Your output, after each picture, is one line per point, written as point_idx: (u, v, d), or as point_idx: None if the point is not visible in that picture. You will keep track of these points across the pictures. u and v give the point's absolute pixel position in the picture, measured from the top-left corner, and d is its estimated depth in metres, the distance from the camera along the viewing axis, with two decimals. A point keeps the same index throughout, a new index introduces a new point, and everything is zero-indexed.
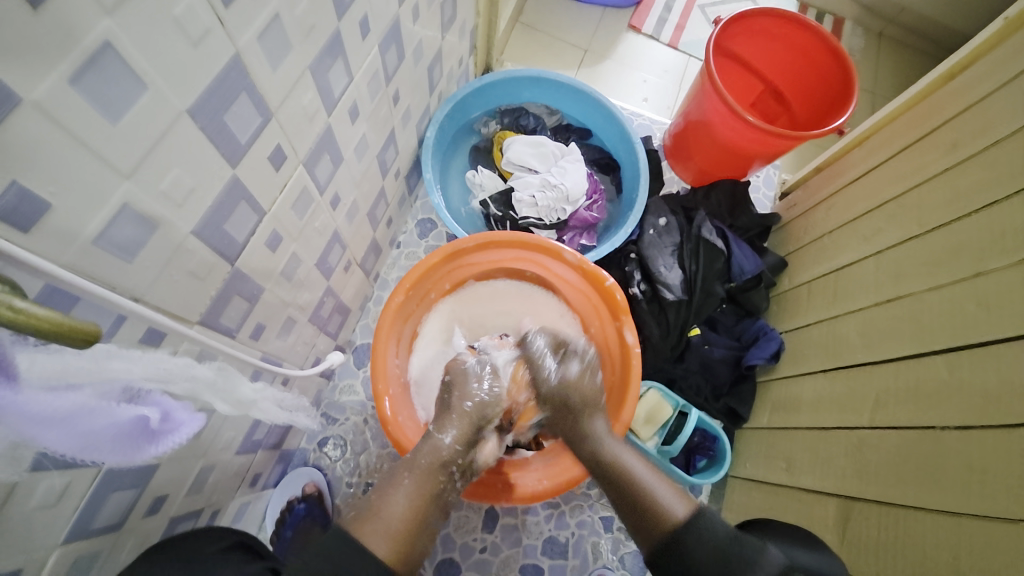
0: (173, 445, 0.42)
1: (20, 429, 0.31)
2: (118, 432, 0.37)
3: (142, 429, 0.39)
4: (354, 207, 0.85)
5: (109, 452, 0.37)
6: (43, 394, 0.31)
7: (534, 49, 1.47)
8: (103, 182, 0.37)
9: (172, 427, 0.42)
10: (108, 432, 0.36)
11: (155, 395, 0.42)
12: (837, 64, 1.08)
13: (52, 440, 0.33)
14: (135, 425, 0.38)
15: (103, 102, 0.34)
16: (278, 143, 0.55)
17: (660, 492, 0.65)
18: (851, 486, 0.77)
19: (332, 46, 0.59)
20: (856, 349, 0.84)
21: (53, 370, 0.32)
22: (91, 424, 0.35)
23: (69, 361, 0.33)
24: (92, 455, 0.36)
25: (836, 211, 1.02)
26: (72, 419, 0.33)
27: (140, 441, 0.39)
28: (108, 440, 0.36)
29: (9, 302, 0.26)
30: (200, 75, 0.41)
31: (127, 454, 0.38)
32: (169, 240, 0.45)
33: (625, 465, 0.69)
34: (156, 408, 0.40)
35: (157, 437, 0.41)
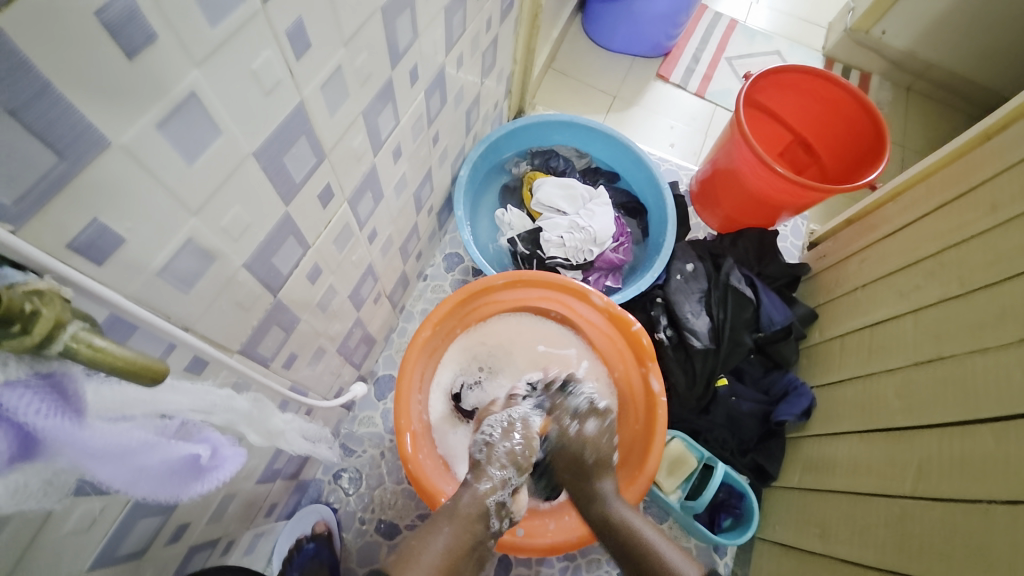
0: (216, 483, 0.42)
1: (80, 463, 0.32)
2: (167, 467, 0.37)
3: (192, 466, 0.39)
4: (389, 241, 0.87)
5: (158, 487, 0.38)
6: (104, 423, 0.32)
7: (565, 94, 1.52)
8: (172, 219, 0.39)
9: (218, 464, 0.41)
10: (157, 467, 0.36)
11: (202, 431, 0.42)
12: (867, 115, 1.09)
13: (105, 472, 0.33)
14: (185, 461, 0.39)
15: (182, 145, 0.37)
16: (328, 182, 0.58)
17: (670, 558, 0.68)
18: (893, 562, 0.72)
19: (384, 93, 0.62)
20: (895, 413, 0.81)
21: (114, 401, 0.33)
22: (146, 459, 0.35)
23: (126, 395, 0.34)
24: (144, 489, 0.37)
25: (869, 265, 1.01)
26: (128, 453, 0.34)
27: (186, 477, 0.39)
28: (157, 476, 0.37)
29: (90, 339, 0.27)
30: (268, 122, 0.43)
31: (172, 489, 0.39)
32: (223, 274, 0.46)
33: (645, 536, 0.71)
34: (207, 444, 0.41)
35: (204, 474, 0.41)
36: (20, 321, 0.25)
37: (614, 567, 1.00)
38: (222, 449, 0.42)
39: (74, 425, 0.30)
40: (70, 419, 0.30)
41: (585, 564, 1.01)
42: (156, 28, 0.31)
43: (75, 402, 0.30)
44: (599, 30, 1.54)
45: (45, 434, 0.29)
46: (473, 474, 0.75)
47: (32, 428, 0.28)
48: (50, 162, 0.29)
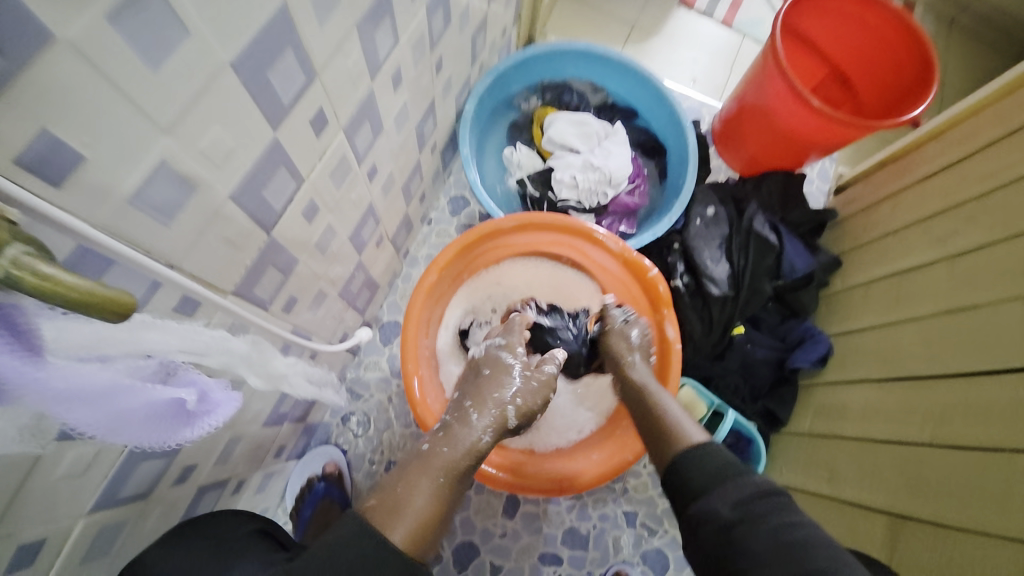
0: (210, 427, 0.42)
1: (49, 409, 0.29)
2: (152, 412, 0.36)
3: (179, 410, 0.38)
4: (390, 179, 0.81)
5: (144, 433, 0.36)
6: (74, 366, 0.30)
7: (579, 21, 1.39)
8: (141, 138, 0.34)
9: (207, 409, 0.41)
10: (140, 413, 0.35)
11: (191, 372, 0.40)
12: (914, 42, 0.98)
13: (81, 420, 0.31)
14: (171, 406, 0.37)
15: (144, 47, 0.31)
16: (321, 107, 0.52)
17: (680, 425, 0.67)
18: (904, 506, 0.72)
19: (380, 4, 0.54)
20: (916, 361, 0.78)
21: (82, 339, 0.30)
22: (125, 403, 0.33)
23: (93, 334, 0.31)
24: (131, 438, 0.35)
25: (903, 209, 0.94)
26: (104, 397, 0.32)
27: (175, 422, 0.38)
28: (144, 420, 0.35)
29: (34, 267, 0.23)
30: (246, 26, 0.37)
31: (161, 436, 0.37)
32: (207, 205, 0.42)
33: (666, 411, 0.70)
34: (194, 389, 0.39)
35: (193, 419, 0.40)
36: None
37: (619, 507, 1.03)
38: (211, 393, 0.41)
39: (32, 365, 0.27)
40: (26, 357, 0.27)
41: (591, 502, 1.03)
42: None
43: (29, 340, 0.27)
44: None
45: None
46: (470, 410, 0.67)
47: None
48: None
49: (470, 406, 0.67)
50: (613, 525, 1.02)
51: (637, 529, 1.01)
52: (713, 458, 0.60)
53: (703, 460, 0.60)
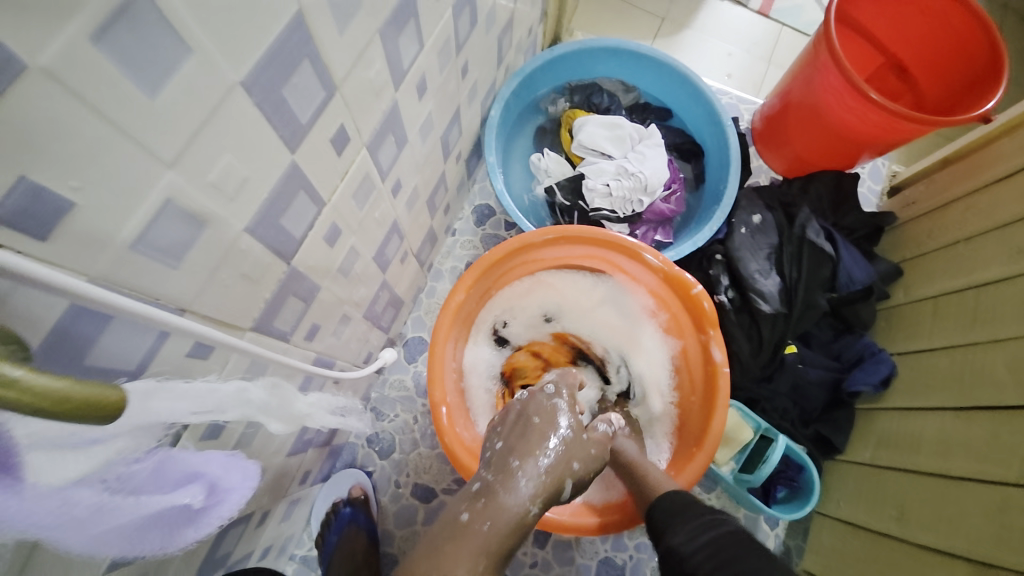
0: (223, 519, 0.38)
1: (33, 534, 0.27)
2: (145, 520, 0.33)
3: (182, 512, 0.35)
4: (415, 193, 0.77)
5: (144, 539, 0.34)
6: (49, 486, 0.27)
7: (606, 16, 1.32)
8: (141, 174, 0.29)
9: (216, 502, 0.37)
10: (130, 524, 0.32)
11: (199, 461, 0.37)
12: (986, 25, 0.88)
13: (67, 540, 0.29)
14: (172, 510, 0.34)
15: (138, 69, 0.26)
16: (342, 123, 0.47)
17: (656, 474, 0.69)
18: (987, 553, 0.64)
19: (403, 8, 0.49)
20: (1003, 387, 0.70)
21: (62, 438, 0.27)
22: (114, 518, 0.31)
23: (77, 441, 0.28)
24: (120, 549, 0.32)
25: (976, 215, 0.85)
26: (88, 516, 0.29)
27: (179, 523, 0.35)
28: (136, 531, 0.33)
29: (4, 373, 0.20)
30: (257, 37, 0.32)
31: (165, 539, 0.35)
32: (220, 241, 0.38)
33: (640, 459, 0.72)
34: (198, 487, 0.36)
35: (199, 516, 0.36)
36: None
37: None
38: (221, 484, 0.38)
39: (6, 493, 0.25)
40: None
41: (627, 530, 0.97)
42: None
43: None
44: None
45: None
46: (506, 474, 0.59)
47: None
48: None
49: (516, 465, 0.60)
50: (649, 556, 0.95)
51: None
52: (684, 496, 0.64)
53: (670, 498, 0.64)
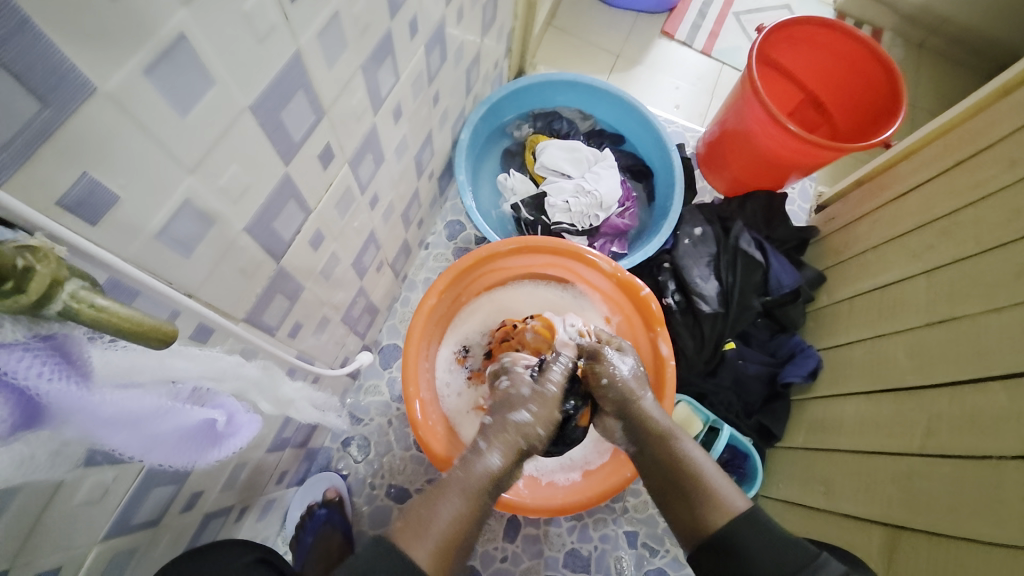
0: (234, 447, 0.44)
1: (91, 430, 0.32)
2: (183, 434, 0.38)
3: (207, 430, 0.41)
4: (390, 207, 0.85)
5: (177, 454, 0.39)
6: (114, 392, 0.32)
7: (567, 52, 1.46)
8: (168, 177, 0.36)
9: (233, 430, 0.44)
10: (172, 435, 0.37)
11: (215, 394, 0.43)
12: (883, 69, 1.05)
13: (121, 441, 0.34)
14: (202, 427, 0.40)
15: (173, 94, 0.34)
16: (328, 141, 0.55)
17: (721, 489, 0.65)
18: (900, 516, 0.73)
19: (382, 46, 0.58)
20: (903, 371, 0.81)
21: (120, 367, 0.32)
22: (160, 425, 0.36)
23: (135, 360, 0.33)
24: (162, 458, 0.38)
25: (881, 226, 0.99)
26: (144, 420, 0.34)
27: (204, 442, 0.41)
28: (173, 442, 0.38)
29: (90, 299, 0.27)
30: (264, 71, 0.40)
31: (192, 455, 0.40)
32: (223, 237, 0.44)
33: (695, 463, 0.68)
34: (221, 411, 0.42)
35: (220, 440, 0.43)
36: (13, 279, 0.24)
37: (620, 526, 1.03)
38: (236, 415, 0.44)
39: (81, 390, 0.29)
40: (76, 382, 0.29)
41: (591, 523, 1.03)
42: None
43: (80, 366, 0.30)
44: None
45: (52, 399, 0.28)
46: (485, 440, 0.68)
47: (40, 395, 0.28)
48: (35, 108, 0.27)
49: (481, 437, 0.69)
50: (613, 546, 1.02)
51: (637, 548, 1.02)
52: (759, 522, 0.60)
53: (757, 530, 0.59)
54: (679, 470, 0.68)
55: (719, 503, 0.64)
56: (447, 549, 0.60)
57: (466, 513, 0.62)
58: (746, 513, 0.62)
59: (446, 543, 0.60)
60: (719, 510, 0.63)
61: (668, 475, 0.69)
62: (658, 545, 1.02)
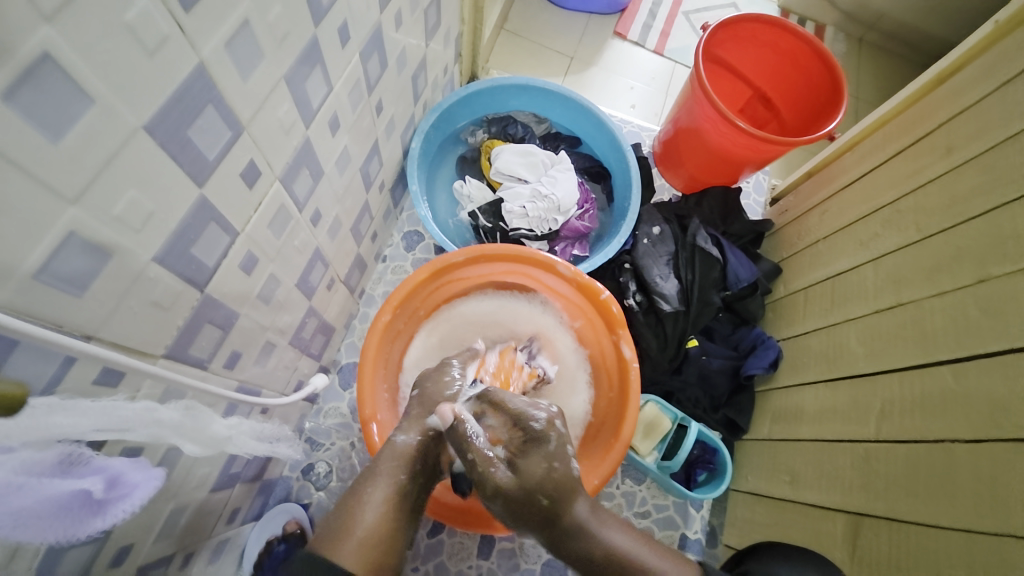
0: (125, 513, 0.39)
1: None
2: (53, 504, 0.34)
3: (85, 500, 0.36)
4: (336, 222, 0.81)
5: (48, 530, 0.34)
6: None
7: (520, 56, 1.44)
8: (44, 211, 0.32)
9: (120, 493, 0.38)
10: (40, 506, 0.33)
11: (102, 457, 0.39)
12: (822, 65, 1.07)
13: None
14: (75, 494, 0.35)
15: (41, 118, 0.30)
16: (251, 158, 0.51)
17: (664, 573, 0.61)
18: (860, 502, 0.74)
19: (309, 54, 0.55)
20: (858, 358, 0.82)
21: None
22: (21, 498, 0.32)
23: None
24: (29, 537, 0.33)
25: (830, 217, 1.01)
26: None
27: (83, 513, 0.36)
28: (41, 515, 0.33)
29: None
30: (159, 87, 0.37)
31: (68, 529, 0.35)
32: (128, 270, 0.40)
33: (626, 550, 0.63)
34: (102, 475, 0.37)
35: (104, 507, 0.37)
36: None
37: None
38: (124, 477, 0.39)
39: None
40: None
41: None
42: None
43: None
44: None
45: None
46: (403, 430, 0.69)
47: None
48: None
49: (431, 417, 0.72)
50: None
51: None
52: None
53: None
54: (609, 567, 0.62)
55: None
56: (371, 546, 0.58)
57: (391, 505, 0.62)
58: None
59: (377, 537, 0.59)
60: None
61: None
62: None
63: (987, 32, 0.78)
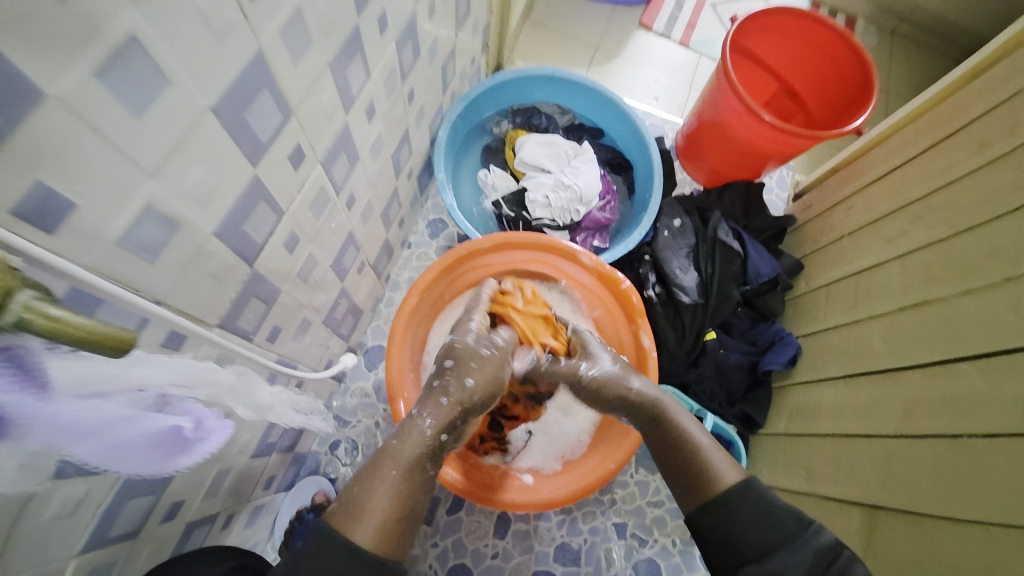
0: (205, 452, 0.44)
1: (57, 442, 0.32)
2: (150, 442, 0.38)
3: (175, 438, 0.40)
4: (369, 207, 0.84)
5: (144, 463, 0.39)
6: (79, 403, 0.32)
7: (545, 47, 1.46)
8: (126, 183, 0.35)
9: (202, 435, 0.43)
10: (140, 443, 0.37)
11: (191, 402, 0.43)
12: (853, 57, 1.06)
13: (85, 450, 0.34)
14: (169, 433, 0.40)
15: (127, 97, 0.33)
16: (298, 142, 0.54)
17: (717, 462, 0.64)
18: (876, 496, 0.75)
19: (351, 44, 0.58)
20: (880, 355, 0.82)
21: (86, 377, 0.32)
22: (125, 435, 0.36)
23: (96, 366, 0.33)
24: (129, 468, 0.38)
25: (856, 214, 1.00)
26: (105, 431, 0.34)
27: (173, 450, 0.41)
28: (141, 451, 0.38)
29: (45, 310, 0.28)
30: (224, 71, 0.40)
31: (160, 463, 0.40)
32: (191, 241, 0.44)
33: (694, 439, 0.68)
34: (189, 417, 0.42)
35: (189, 446, 0.42)
36: None
37: (609, 518, 1.04)
38: (205, 420, 0.43)
39: (42, 404, 0.30)
40: (35, 398, 0.30)
41: (581, 516, 1.03)
42: None
43: (37, 378, 0.30)
44: None
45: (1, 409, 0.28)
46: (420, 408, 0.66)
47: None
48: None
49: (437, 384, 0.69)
50: (603, 538, 1.02)
51: (627, 539, 1.02)
52: (758, 491, 0.60)
53: (747, 499, 0.59)
54: (677, 446, 0.68)
55: (711, 475, 0.63)
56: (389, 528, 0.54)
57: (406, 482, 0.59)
58: (745, 483, 0.61)
59: (393, 514, 0.55)
60: (711, 482, 0.62)
61: (672, 457, 0.68)
62: (648, 534, 1.03)
63: None
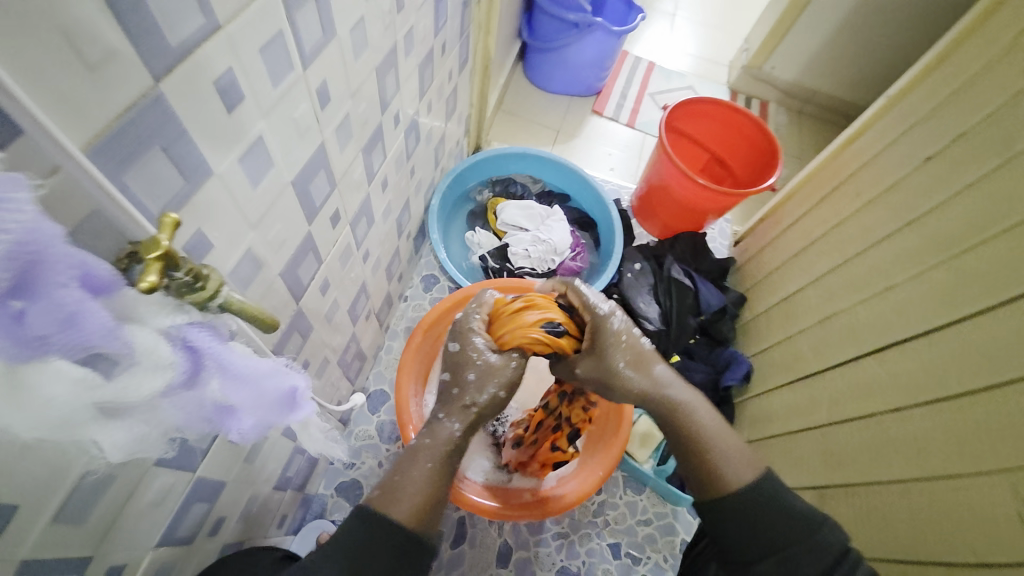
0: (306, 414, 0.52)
1: (228, 387, 0.40)
2: (279, 397, 0.47)
3: (291, 398, 0.49)
4: (378, 262, 0.99)
5: (272, 418, 0.47)
6: (238, 358, 0.41)
7: (515, 130, 1.72)
8: (240, 234, 0.50)
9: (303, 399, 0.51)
10: (273, 397, 0.46)
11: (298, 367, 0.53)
12: (761, 133, 1.34)
13: (244, 399, 0.42)
14: (288, 393, 0.48)
15: (251, 175, 0.48)
16: (337, 207, 0.70)
17: (726, 459, 0.67)
18: (822, 477, 0.88)
19: (376, 135, 0.76)
20: (809, 360, 0.99)
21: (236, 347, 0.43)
22: (263, 388, 0.44)
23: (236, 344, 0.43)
24: (264, 421, 0.46)
25: (780, 251, 1.22)
26: (256, 382, 0.43)
27: (289, 409, 0.49)
28: (272, 405, 0.46)
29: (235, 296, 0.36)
30: (301, 156, 0.56)
31: (282, 419, 0.48)
32: (265, 280, 0.57)
33: (706, 437, 0.70)
34: (299, 380, 0.50)
35: (298, 407, 0.50)
36: (201, 280, 0.34)
37: (603, 539, 1.11)
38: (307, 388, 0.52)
39: (222, 353, 0.39)
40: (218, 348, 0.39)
41: (577, 539, 1.10)
42: (242, 91, 0.43)
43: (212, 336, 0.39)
44: (539, 76, 1.78)
45: (206, 357, 0.38)
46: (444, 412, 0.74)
47: (203, 354, 0.37)
48: (177, 185, 0.39)
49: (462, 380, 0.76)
50: (599, 560, 1.09)
51: (622, 559, 1.09)
52: (770, 488, 0.64)
53: (760, 492, 0.64)
54: (691, 445, 0.70)
55: (721, 474, 0.66)
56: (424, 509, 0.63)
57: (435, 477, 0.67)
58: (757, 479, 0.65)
59: (424, 499, 0.64)
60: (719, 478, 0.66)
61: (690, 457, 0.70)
62: (640, 553, 1.10)
63: (886, 102, 1.05)
